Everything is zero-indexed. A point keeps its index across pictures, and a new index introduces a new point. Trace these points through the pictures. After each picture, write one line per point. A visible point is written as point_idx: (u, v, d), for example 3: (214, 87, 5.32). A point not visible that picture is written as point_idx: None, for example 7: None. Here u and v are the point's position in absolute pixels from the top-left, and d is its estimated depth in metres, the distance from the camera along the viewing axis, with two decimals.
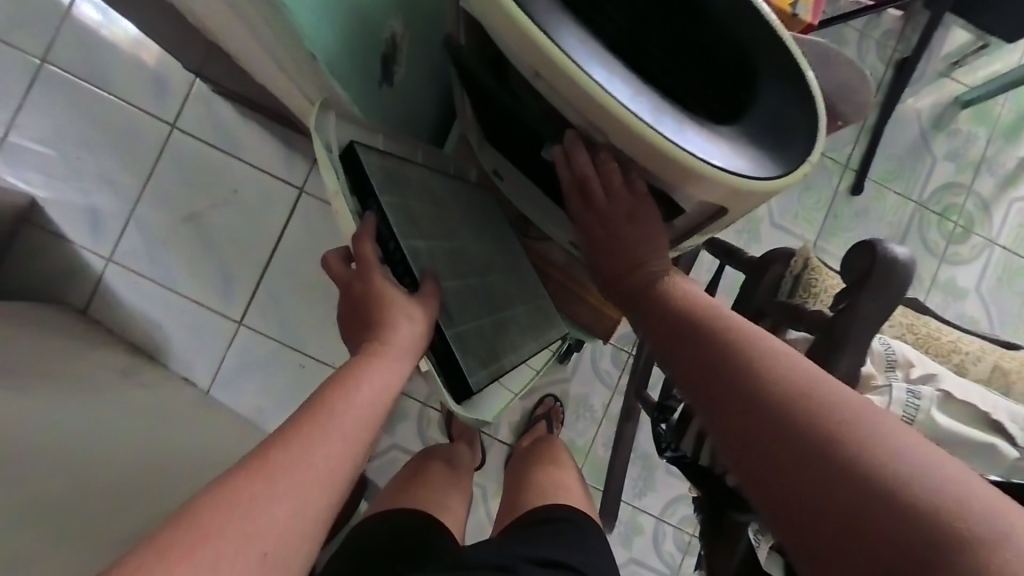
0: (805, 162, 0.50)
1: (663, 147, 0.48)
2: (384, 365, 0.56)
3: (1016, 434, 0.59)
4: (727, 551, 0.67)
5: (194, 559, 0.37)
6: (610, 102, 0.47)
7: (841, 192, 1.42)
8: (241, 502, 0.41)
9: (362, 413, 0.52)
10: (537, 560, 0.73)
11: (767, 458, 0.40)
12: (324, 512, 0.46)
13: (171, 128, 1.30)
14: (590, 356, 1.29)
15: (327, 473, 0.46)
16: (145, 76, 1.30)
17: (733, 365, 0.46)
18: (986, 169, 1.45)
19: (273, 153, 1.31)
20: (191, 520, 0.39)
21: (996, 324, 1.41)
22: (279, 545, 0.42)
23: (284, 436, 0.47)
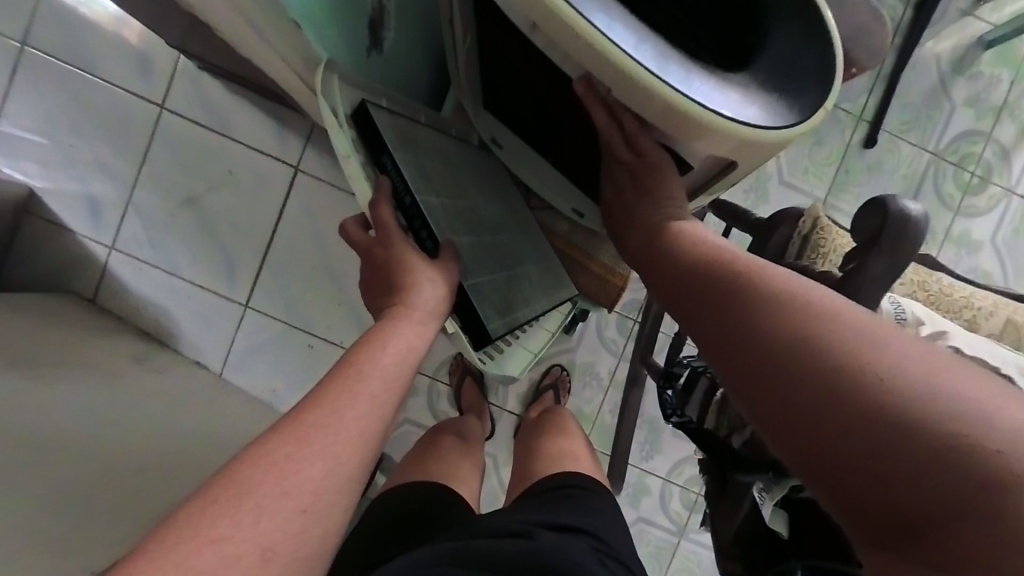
0: (821, 109, 0.46)
1: (669, 97, 0.44)
2: (405, 327, 0.57)
3: None
4: (729, 513, 0.68)
5: (241, 510, 0.41)
6: (613, 53, 0.42)
7: (854, 145, 1.36)
8: (278, 462, 0.44)
9: (389, 375, 0.53)
10: (551, 526, 0.75)
11: (791, 420, 0.36)
12: (358, 470, 0.48)
13: (160, 109, 1.27)
14: (595, 325, 1.30)
15: (358, 431, 0.48)
16: (129, 55, 1.26)
17: (749, 313, 0.40)
18: (1008, 114, 1.38)
19: (267, 130, 1.28)
20: (237, 477, 0.43)
21: (1009, 276, 1.38)
22: (315, 503, 0.44)
23: (315, 400, 0.49)
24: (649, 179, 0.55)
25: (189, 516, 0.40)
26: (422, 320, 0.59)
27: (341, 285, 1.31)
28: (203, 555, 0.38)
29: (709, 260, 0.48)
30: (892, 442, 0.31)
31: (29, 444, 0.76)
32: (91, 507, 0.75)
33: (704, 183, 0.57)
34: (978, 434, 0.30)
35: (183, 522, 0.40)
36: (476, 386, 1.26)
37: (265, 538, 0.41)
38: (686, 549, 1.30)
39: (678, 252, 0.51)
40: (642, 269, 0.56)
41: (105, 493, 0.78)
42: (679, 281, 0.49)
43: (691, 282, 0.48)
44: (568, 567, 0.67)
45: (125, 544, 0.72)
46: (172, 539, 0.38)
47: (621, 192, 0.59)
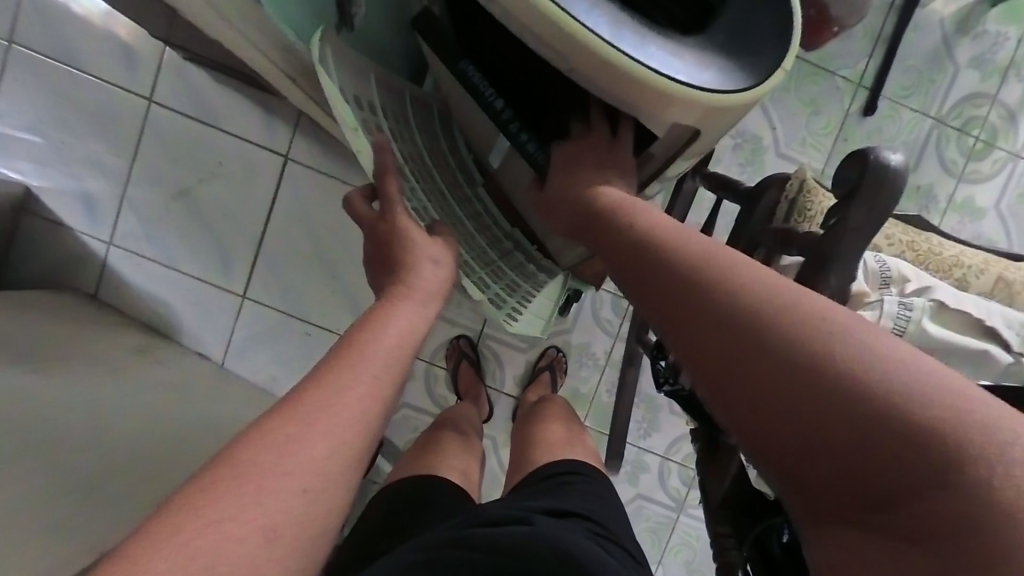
0: (777, 71, 0.44)
1: (625, 67, 0.42)
2: (406, 308, 0.55)
3: (1009, 340, 0.53)
4: (717, 476, 0.66)
5: (240, 492, 0.39)
6: (567, 22, 0.41)
7: (853, 113, 1.33)
8: (277, 443, 0.42)
9: (389, 358, 0.51)
10: (550, 511, 0.76)
11: (739, 389, 0.34)
12: (360, 449, 0.46)
13: (148, 102, 1.27)
14: (590, 305, 1.29)
15: (359, 412, 0.46)
16: (114, 48, 1.25)
17: (698, 291, 0.38)
18: (1015, 74, 1.33)
19: (255, 120, 1.27)
20: (237, 459, 0.41)
21: (1015, 242, 1.35)
22: (317, 481, 0.42)
23: (316, 380, 0.47)
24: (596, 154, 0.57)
25: (189, 495, 0.39)
26: (422, 285, 0.57)
27: (335, 272, 1.32)
28: (199, 538, 0.37)
29: (657, 229, 0.45)
30: (828, 421, 0.30)
31: (26, 436, 0.78)
32: (93, 495, 0.77)
33: (670, 156, 0.57)
34: (920, 412, 0.28)
35: (183, 503, 0.38)
36: (474, 370, 1.28)
37: (264, 518, 0.39)
38: (686, 525, 1.31)
39: (628, 226, 0.48)
40: (590, 246, 0.53)
41: (114, 481, 0.81)
42: (621, 254, 0.47)
43: (632, 253, 0.45)
44: (569, 550, 0.68)
45: (128, 527, 0.75)
46: (173, 521, 0.38)
47: (580, 175, 0.57)
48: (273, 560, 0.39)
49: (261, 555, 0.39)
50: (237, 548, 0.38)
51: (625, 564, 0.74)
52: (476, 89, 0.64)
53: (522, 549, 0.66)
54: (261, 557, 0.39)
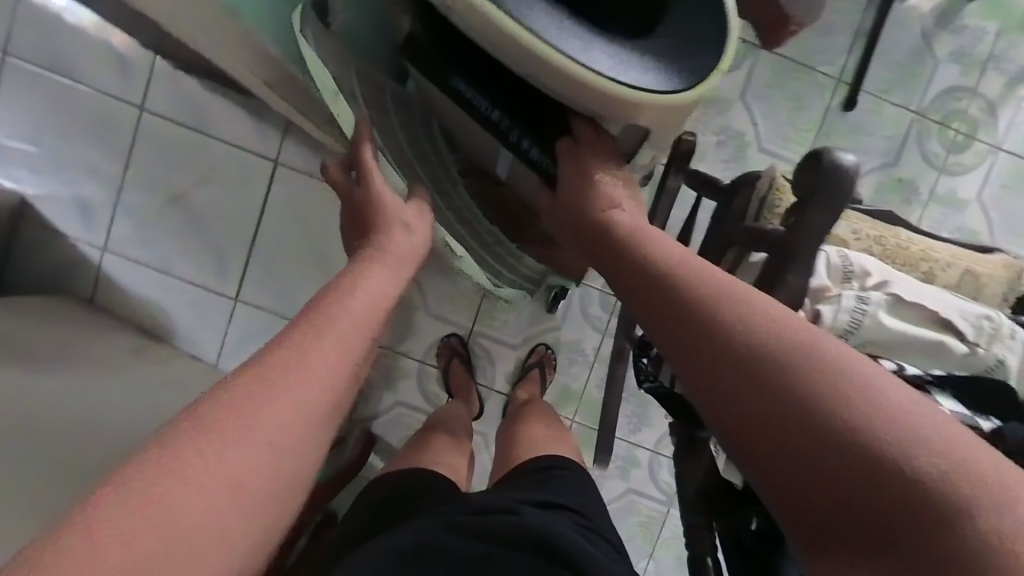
0: (714, 73, 0.46)
1: (565, 67, 0.44)
2: (379, 273, 0.57)
3: (966, 331, 0.53)
4: (692, 466, 0.67)
5: (202, 450, 0.38)
6: (508, 23, 0.43)
7: (834, 108, 1.35)
8: (242, 402, 0.41)
9: (358, 319, 0.51)
10: (536, 502, 0.78)
11: (738, 410, 0.38)
12: (329, 403, 0.46)
13: (140, 110, 1.29)
14: (579, 302, 1.31)
15: (327, 372, 0.46)
16: (105, 58, 1.28)
17: (721, 332, 0.40)
18: (994, 67, 1.34)
19: (246, 126, 1.29)
20: (198, 419, 0.40)
21: (999, 232, 1.36)
22: (284, 436, 0.42)
23: (283, 342, 0.46)
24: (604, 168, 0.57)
25: (146, 459, 0.37)
26: (393, 255, 0.61)
27: (327, 274, 1.34)
28: (168, 489, 0.36)
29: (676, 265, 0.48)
30: (842, 462, 0.33)
31: (20, 436, 0.80)
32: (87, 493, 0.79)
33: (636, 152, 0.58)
34: (926, 462, 0.31)
35: (141, 463, 0.37)
36: (464, 367, 1.29)
37: (237, 471, 0.39)
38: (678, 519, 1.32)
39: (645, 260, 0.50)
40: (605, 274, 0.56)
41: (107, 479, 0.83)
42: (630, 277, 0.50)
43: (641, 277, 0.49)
44: (555, 540, 0.69)
45: None
46: None
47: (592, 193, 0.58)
48: (242, 511, 0.39)
49: (231, 506, 0.39)
50: (206, 500, 0.37)
51: (609, 556, 0.75)
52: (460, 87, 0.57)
53: (511, 540, 0.68)
54: (225, 509, 0.38)
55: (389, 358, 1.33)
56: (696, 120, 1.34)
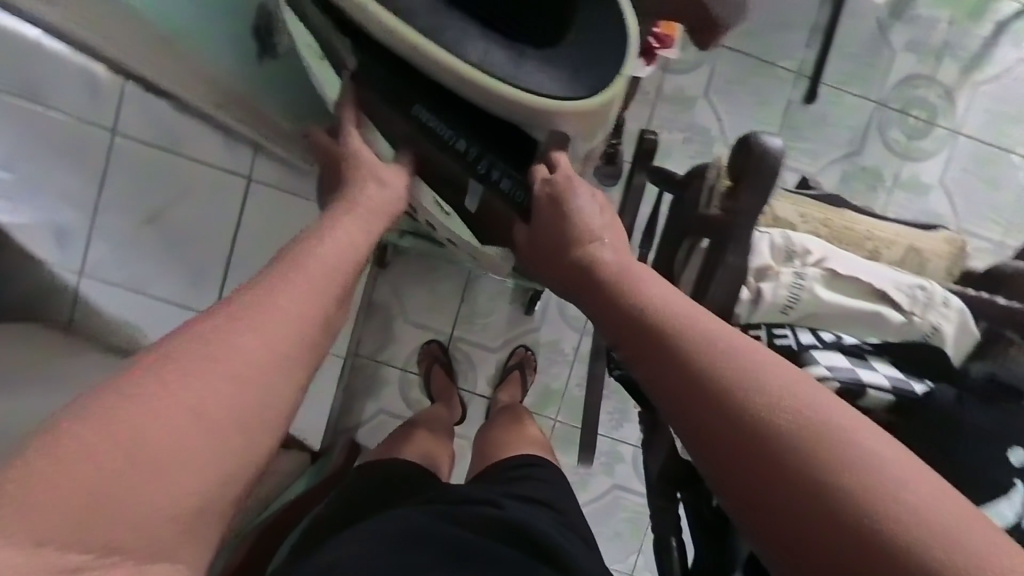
0: (613, 86, 0.46)
1: (460, 70, 0.45)
2: (349, 221, 0.53)
3: (901, 300, 0.55)
4: (653, 456, 0.67)
5: (159, 388, 0.34)
6: (401, 28, 0.45)
7: (796, 102, 1.38)
8: (203, 341, 0.38)
9: (328, 265, 0.47)
10: (515, 497, 0.79)
11: (742, 480, 0.36)
12: (303, 337, 0.42)
13: (112, 134, 1.30)
14: (556, 302, 1.33)
15: (299, 311, 0.42)
16: (75, 84, 1.29)
17: (718, 396, 0.37)
18: (949, 55, 1.38)
19: (217, 144, 1.31)
20: (158, 358, 0.36)
21: (963, 214, 1.39)
22: (251, 370, 0.38)
23: (250, 288, 0.43)
24: (578, 203, 0.56)
25: (102, 396, 0.34)
26: (374, 211, 0.56)
27: None
28: (87, 437, 0.32)
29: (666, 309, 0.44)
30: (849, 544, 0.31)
31: None
32: None
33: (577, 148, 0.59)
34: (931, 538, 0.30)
35: (98, 399, 0.33)
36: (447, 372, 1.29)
37: (170, 422, 0.34)
38: None
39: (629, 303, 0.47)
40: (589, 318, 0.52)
41: None
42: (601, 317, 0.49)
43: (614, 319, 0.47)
44: (531, 532, 0.70)
45: None
46: None
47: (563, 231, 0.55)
48: (179, 468, 0.33)
49: (166, 461, 0.33)
50: (130, 453, 0.32)
51: (584, 551, 0.75)
52: (437, 129, 0.57)
53: (486, 530, 0.69)
54: (194, 438, 0.34)
55: (370, 366, 1.34)
56: (662, 118, 1.37)
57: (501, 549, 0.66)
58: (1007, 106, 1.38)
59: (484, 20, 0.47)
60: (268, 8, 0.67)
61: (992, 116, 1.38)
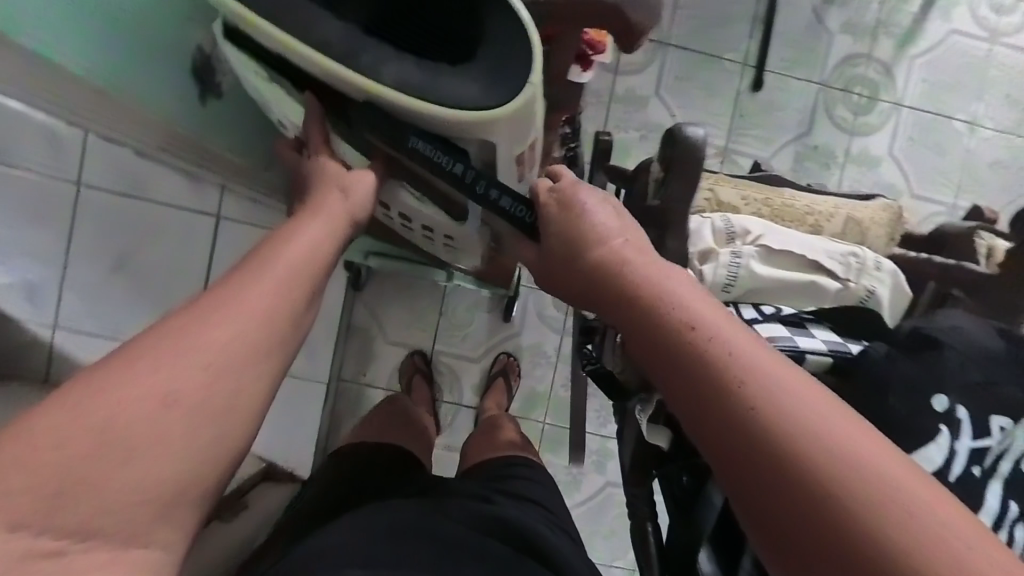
0: (516, 98, 0.47)
1: (365, 84, 0.47)
2: (314, 223, 0.50)
3: (837, 269, 0.59)
4: (626, 445, 0.68)
5: (133, 380, 0.35)
6: (305, 50, 0.46)
7: (745, 91, 1.43)
8: (175, 336, 0.38)
9: (299, 265, 0.46)
10: (511, 495, 0.80)
11: (765, 503, 0.35)
12: (273, 339, 0.41)
13: (77, 186, 1.31)
14: (533, 306, 1.34)
15: (268, 310, 0.42)
16: (36, 141, 1.29)
17: (750, 418, 0.36)
18: (883, 32, 1.44)
19: (183, 186, 1.31)
20: (133, 349, 0.37)
21: (915, 182, 1.44)
22: (223, 366, 0.38)
23: (219, 286, 0.42)
24: (580, 201, 0.52)
25: (79, 385, 0.35)
26: (349, 199, 0.55)
27: None
28: (65, 419, 0.33)
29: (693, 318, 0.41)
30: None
31: None
32: None
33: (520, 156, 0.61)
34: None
35: (76, 386, 0.35)
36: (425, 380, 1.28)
37: (142, 406, 0.35)
38: None
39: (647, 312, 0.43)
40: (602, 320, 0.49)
41: None
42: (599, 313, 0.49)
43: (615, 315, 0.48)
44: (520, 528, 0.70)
45: None
46: None
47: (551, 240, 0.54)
48: (152, 450, 0.35)
49: (139, 443, 0.34)
50: (103, 435, 0.34)
51: (573, 548, 0.76)
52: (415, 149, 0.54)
53: (480, 526, 0.69)
54: (166, 429, 0.35)
55: (355, 390, 1.34)
56: (618, 119, 1.41)
57: (493, 545, 0.67)
58: (943, 76, 1.44)
59: (392, 40, 0.48)
60: (209, 51, 0.69)
61: (931, 87, 1.44)
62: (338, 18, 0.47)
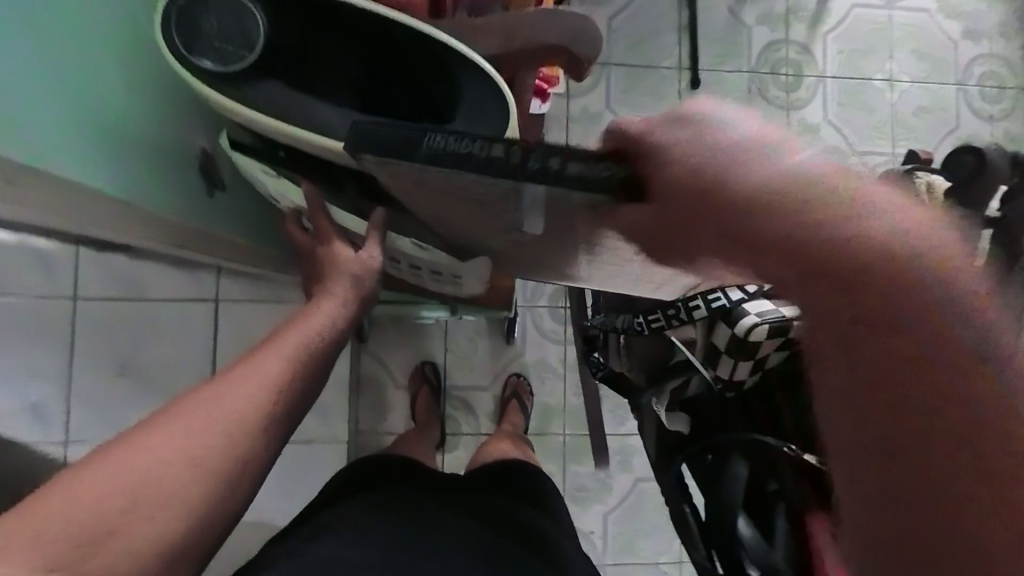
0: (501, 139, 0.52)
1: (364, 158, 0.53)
2: (318, 309, 0.65)
3: None
4: (651, 437, 0.71)
5: (166, 433, 0.48)
6: (312, 138, 0.52)
7: (685, 90, 1.54)
8: (198, 404, 0.51)
9: (295, 345, 0.59)
10: (507, 491, 0.84)
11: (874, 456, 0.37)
12: (268, 408, 0.54)
13: (74, 299, 1.33)
14: (532, 323, 1.40)
15: (267, 383, 0.55)
16: (28, 265, 1.32)
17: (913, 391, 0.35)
18: (795, 17, 1.58)
19: (177, 280, 1.35)
20: (169, 412, 0.50)
21: (855, 141, 1.56)
22: (231, 428, 0.51)
23: (237, 364, 0.56)
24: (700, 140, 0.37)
25: (129, 437, 0.48)
26: (349, 284, 0.67)
27: None
28: (102, 480, 0.44)
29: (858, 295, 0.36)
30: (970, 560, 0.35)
31: None
32: None
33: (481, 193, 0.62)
34: None
35: (126, 440, 0.48)
36: (429, 399, 1.33)
37: (157, 470, 0.46)
38: None
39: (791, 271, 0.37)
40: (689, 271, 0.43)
41: None
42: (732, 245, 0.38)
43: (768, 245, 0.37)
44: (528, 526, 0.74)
45: None
46: None
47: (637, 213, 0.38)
48: (162, 505, 0.46)
49: (156, 503, 0.45)
50: (128, 494, 0.45)
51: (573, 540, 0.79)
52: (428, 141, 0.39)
53: (480, 518, 0.72)
54: (186, 477, 0.47)
55: (375, 441, 1.37)
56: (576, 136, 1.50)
57: (506, 539, 0.69)
58: (856, 45, 1.58)
59: (381, 111, 0.55)
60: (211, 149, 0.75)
61: (848, 56, 1.58)
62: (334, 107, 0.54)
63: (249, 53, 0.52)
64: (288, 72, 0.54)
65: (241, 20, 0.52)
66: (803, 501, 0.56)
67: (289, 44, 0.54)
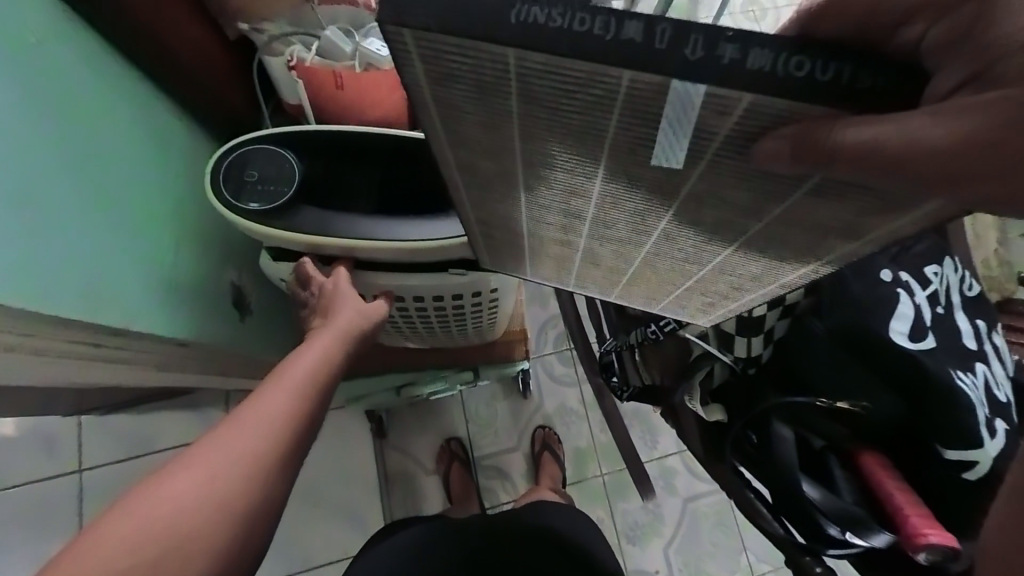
0: None
1: (401, 246, 0.61)
2: (326, 335, 0.59)
3: None
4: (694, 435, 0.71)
5: (181, 479, 0.43)
6: (351, 243, 0.61)
7: None
8: (213, 446, 0.46)
9: (308, 374, 0.54)
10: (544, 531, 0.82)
11: None
12: (286, 443, 0.48)
13: (81, 471, 1.28)
14: (544, 373, 1.44)
15: (282, 414, 0.49)
16: (30, 449, 1.28)
17: None
18: None
19: (187, 423, 1.32)
20: (186, 455, 0.45)
21: None
22: (249, 470, 0.45)
23: (250, 397, 0.51)
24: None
25: (147, 486, 0.43)
26: (355, 313, 0.62)
27: (321, 501, 1.30)
28: (126, 527, 0.40)
29: None
30: None
31: None
32: None
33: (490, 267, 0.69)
34: None
35: (144, 488, 0.43)
36: (463, 472, 1.32)
37: (182, 517, 0.42)
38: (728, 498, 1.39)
39: None
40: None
41: None
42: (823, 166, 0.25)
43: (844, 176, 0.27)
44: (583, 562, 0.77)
45: None
46: None
47: (630, 204, 0.40)
48: (193, 558, 0.41)
49: (181, 545, 0.41)
50: (154, 542, 0.40)
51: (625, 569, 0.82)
52: (507, 98, 0.28)
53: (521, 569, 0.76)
54: (209, 529, 0.42)
55: None
56: None
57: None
58: None
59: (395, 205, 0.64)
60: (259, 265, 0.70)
61: None
62: (364, 213, 0.63)
63: (288, 188, 0.62)
64: (322, 196, 0.64)
65: (279, 165, 0.63)
66: (850, 441, 0.67)
67: (319, 177, 0.65)
